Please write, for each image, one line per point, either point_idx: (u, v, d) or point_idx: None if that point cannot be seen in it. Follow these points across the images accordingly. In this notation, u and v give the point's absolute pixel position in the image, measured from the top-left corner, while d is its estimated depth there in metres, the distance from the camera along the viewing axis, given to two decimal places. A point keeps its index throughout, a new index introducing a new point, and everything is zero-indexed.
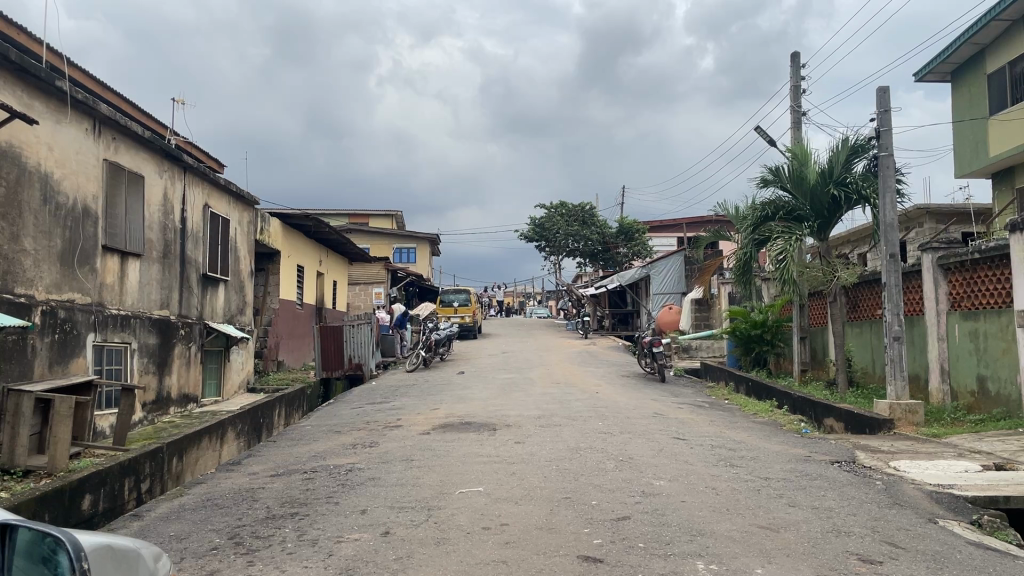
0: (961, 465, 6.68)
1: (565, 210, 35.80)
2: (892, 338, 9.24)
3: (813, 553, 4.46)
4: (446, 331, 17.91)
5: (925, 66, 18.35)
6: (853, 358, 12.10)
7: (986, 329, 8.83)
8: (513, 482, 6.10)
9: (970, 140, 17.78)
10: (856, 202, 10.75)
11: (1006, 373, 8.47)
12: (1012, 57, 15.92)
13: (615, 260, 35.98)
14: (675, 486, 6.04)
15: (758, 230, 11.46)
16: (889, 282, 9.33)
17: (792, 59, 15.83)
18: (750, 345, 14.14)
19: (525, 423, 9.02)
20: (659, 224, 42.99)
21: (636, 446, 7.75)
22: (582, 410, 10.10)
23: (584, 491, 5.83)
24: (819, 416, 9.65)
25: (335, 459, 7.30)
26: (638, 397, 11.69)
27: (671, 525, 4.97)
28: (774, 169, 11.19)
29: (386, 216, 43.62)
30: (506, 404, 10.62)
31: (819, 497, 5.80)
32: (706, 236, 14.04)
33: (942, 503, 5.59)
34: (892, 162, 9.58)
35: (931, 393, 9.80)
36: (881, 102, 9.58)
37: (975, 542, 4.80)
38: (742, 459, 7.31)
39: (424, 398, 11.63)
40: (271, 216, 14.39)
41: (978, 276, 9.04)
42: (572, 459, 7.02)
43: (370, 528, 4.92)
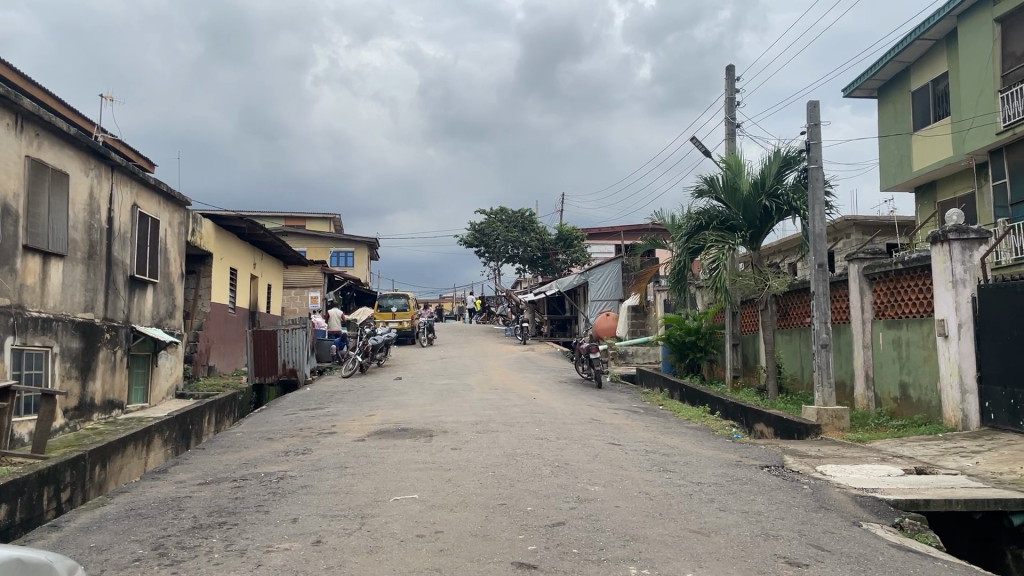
0: (884, 469, 6.90)
1: (506, 216, 35.83)
2: (820, 345, 9.49)
3: (742, 557, 4.54)
4: (383, 336, 17.75)
5: (854, 81, 18.93)
6: (783, 366, 12.43)
7: (908, 338, 9.17)
8: (448, 489, 6.06)
9: (894, 154, 18.41)
10: (786, 212, 11.05)
11: (927, 380, 8.79)
12: (935, 75, 16.65)
13: (554, 267, 36.21)
14: (610, 492, 6.10)
15: (692, 240, 11.65)
16: (817, 290, 9.59)
17: (726, 72, 16.19)
18: (684, 351, 14.38)
19: (462, 430, 8.99)
20: (599, 231, 43.48)
21: (572, 452, 7.78)
22: (519, 415, 10.14)
23: (518, 497, 5.84)
24: (750, 422, 9.88)
25: (267, 466, 7.15)
26: (574, 403, 11.77)
27: (605, 531, 5.00)
28: (708, 179, 11.42)
29: (324, 220, 43.23)
30: (445, 410, 10.58)
31: (749, 501, 5.92)
32: (642, 243, 14.21)
33: (866, 507, 5.76)
34: (822, 174, 9.84)
35: (857, 400, 10.10)
36: (811, 116, 9.87)
37: (896, 544, 4.95)
38: (675, 464, 7.42)
39: (360, 403, 11.51)
40: (203, 218, 14.01)
41: (900, 286, 9.37)
42: (508, 465, 7.01)
43: (300, 537, 4.82)
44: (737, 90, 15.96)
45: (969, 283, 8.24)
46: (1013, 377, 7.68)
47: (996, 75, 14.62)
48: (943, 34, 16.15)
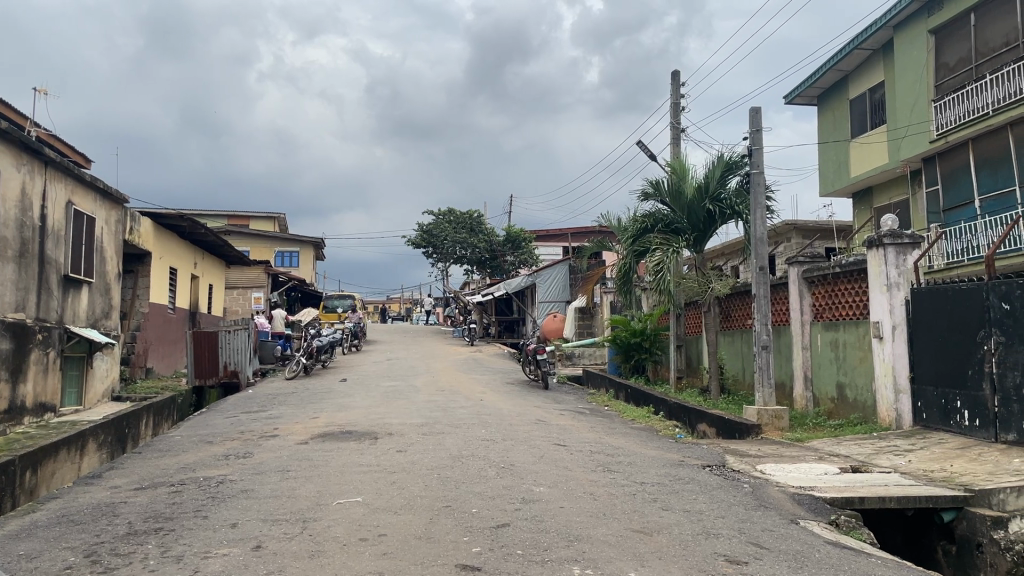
0: (821, 467, 7.07)
1: (454, 217, 35.73)
2: (761, 346, 9.67)
3: (683, 556, 4.60)
4: (328, 338, 17.54)
5: (795, 89, 19.38)
6: (725, 367, 12.66)
7: (845, 340, 9.42)
8: (393, 491, 6.02)
9: (833, 160, 18.88)
10: (729, 216, 11.29)
11: (862, 380, 9.04)
12: (872, 84, 17.15)
13: (502, 269, 36.27)
14: (555, 492, 6.13)
15: (638, 242, 11.78)
16: (758, 293, 9.78)
17: (672, 77, 16.42)
18: (629, 352, 14.53)
19: (408, 431, 8.93)
20: (547, 233, 43.72)
21: (518, 453, 7.80)
22: (466, 417, 10.12)
23: (464, 499, 5.82)
24: (693, 422, 10.03)
25: (206, 471, 7.00)
26: (521, 404, 11.80)
27: (549, 531, 5.02)
28: (654, 183, 11.55)
29: (269, 219, 42.56)
30: (390, 412, 10.50)
31: (691, 500, 6.01)
32: (589, 245, 14.32)
33: (804, 504, 5.89)
34: (763, 179, 10.04)
35: (796, 400, 10.34)
36: (753, 121, 10.07)
37: (832, 541, 5.07)
38: (619, 464, 7.49)
39: (304, 406, 11.36)
40: (142, 216, 13.65)
41: (837, 289, 9.62)
42: (453, 467, 6.98)
43: (239, 542, 4.72)
44: (682, 95, 16.20)
45: (903, 286, 8.50)
46: (943, 378, 7.95)
47: (930, 85, 15.12)
48: (880, 44, 16.65)
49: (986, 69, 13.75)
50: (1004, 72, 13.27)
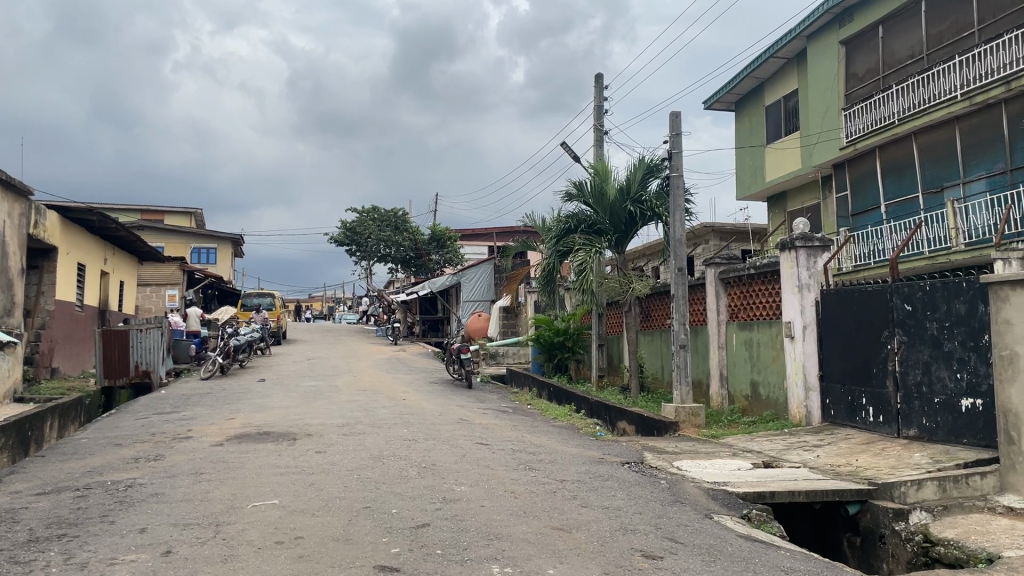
0: (734, 463, 7.28)
1: (378, 214, 35.32)
2: (679, 345, 9.89)
3: (601, 552, 4.67)
4: (246, 337, 17.13)
5: (713, 94, 19.87)
6: (645, 365, 12.90)
7: (758, 339, 9.72)
8: (310, 493, 5.92)
9: (749, 165, 19.43)
10: (649, 218, 11.51)
11: (775, 379, 9.35)
12: (787, 92, 17.73)
13: (426, 267, 36.12)
14: (476, 491, 6.13)
15: (561, 242, 11.89)
16: (677, 293, 10.00)
17: (595, 80, 16.63)
18: (552, 351, 14.67)
19: (328, 432, 8.80)
20: (472, 232, 43.77)
21: (439, 453, 7.77)
22: (388, 417, 10.03)
23: (383, 499, 5.77)
24: (613, 420, 10.21)
25: (114, 474, 6.74)
26: (443, 403, 11.76)
27: (469, 530, 5.02)
28: (577, 184, 11.70)
29: (185, 214, 41.30)
30: (310, 413, 10.33)
31: (609, 497, 6.10)
32: (515, 245, 14.39)
33: (717, 499, 6.05)
34: (682, 182, 10.26)
35: (712, 398, 10.63)
36: (673, 125, 10.30)
37: (744, 535, 5.24)
38: (540, 462, 7.55)
39: (219, 407, 11.07)
40: (47, 209, 13.08)
41: (752, 290, 9.92)
42: (374, 467, 6.92)
43: (149, 547, 4.57)
44: (605, 98, 16.42)
45: (814, 288, 8.83)
46: (850, 376, 8.28)
47: (841, 94, 15.74)
48: (794, 53, 17.24)
49: (893, 80, 14.39)
50: (909, 83, 13.91)
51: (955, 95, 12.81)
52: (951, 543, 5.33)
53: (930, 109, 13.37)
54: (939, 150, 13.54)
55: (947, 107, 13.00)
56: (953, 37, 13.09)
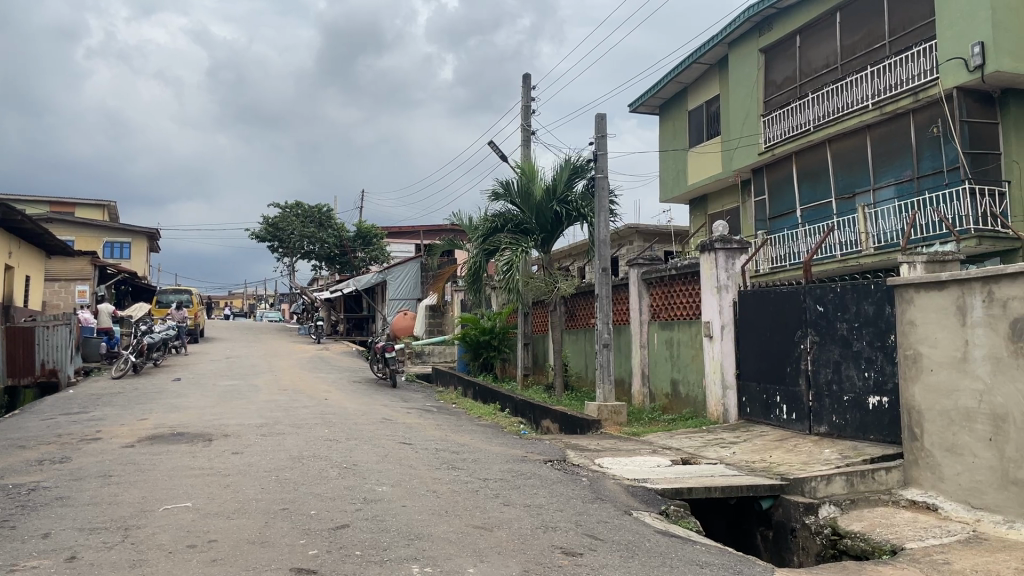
0: (654, 460, 7.41)
1: (303, 210, 34.50)
2: (602, 344, 10.01)
3: (522, 550, 4.69)
4: (160, 335, 16.60)
5: (638, 98, 20.19)
6: (569, 364, 13.02)
7: (679, 338, 9.92)
8: (226, 495, 5.76)
9: (672, 168, 19.82)
10: (575, 218, 11.63)
11: (694, 377, 9.56)
12: (709, 97, 18.16)
13: (352, 265, 35.67)
14: (397, 491, 6.08)
15: (488, 241, 11.90)
16: (601, 293, 10.13)
17: (523, 80, 16.70)
18: (478, 350, 14.66)
19: (246, 433, 8.57)
20: (398, 229, 43.45)
21: (361, 453, 7.66)
22: (308, 417, 9.85)
23: (301, 500, 5.66)
24: (537, 418, 10.28)
25: (15, 478, 6.42)
26: (366, 403, 11.63)
27: (389, 531, 4.97)
28: (504, 183, 11.72)
29: (97, 207, 39.75)
30: (226, 413, 10.05)
31: (531, 495, 6.13)
32: (441, 244, 14.33)
33: (637, 495, 6.15)
34: (607, 184, 10.39)
35: (634, 396, 10.80)
36: (598, 127, 10.42)
37: (661, 530, 5.34)
38: (463, 461, 7.53)
39: (132, 407, 10.68)
40: None
41: (673, 290, 10.11)
42: (293, 468, 6.78)
43: (51, 553, 4.38)
44: (532, 98, 16.51)
45: (732, 289, 9.07)
46: (765, 374, 8.53)
47: (759, 101, 16.20)
48: (716, 59, 17.67)
49: (809, 88, 14.90)
50: (824, 92, 14.41)
51: (867, 104, 13.33)
52: (858, 535, 5.53)
53: (843, 118, 13.88)
54: (851, 158, 14.07)
55: (859, 116, 13.52)
56: (865, 49, 13.62)
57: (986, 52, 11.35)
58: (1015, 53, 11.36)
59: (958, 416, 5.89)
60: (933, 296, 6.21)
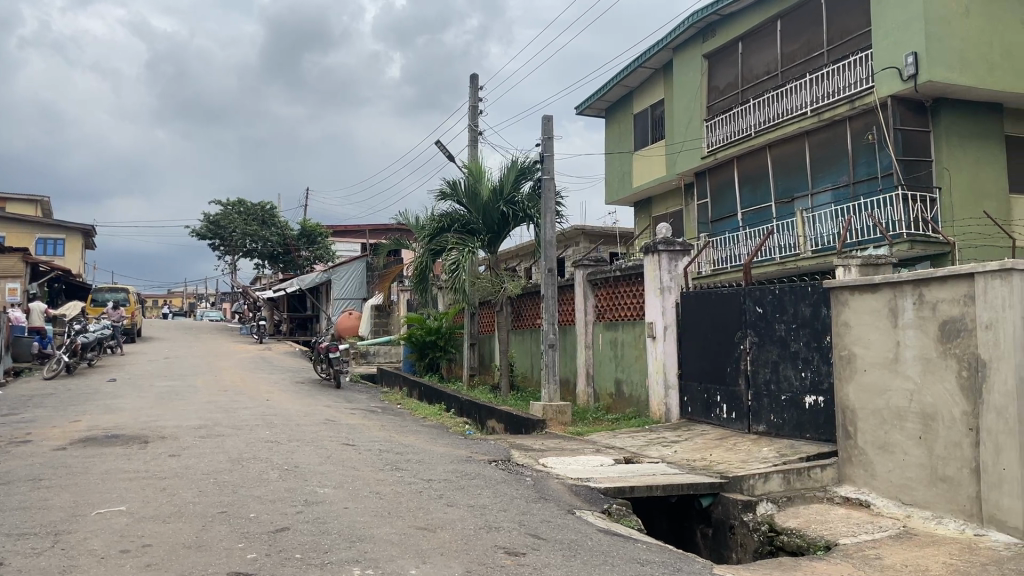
0: (597, 459, 7.49)
1: (245, 208, 33.98)
2: (548, 345, 10.05)
3: (465, 550, 4.69)
4: (95, 334, 16.12)
5: (585, 101, 20.34)
6: (515, 364, 13.07)
7: (623, 339, 10.03)
8: (162, 499, 5.63)
9: (618, 170, 20.02)
10: (521, 219, 11.68)
11: (637, 377, 9.67)
12: (654, 101, 18.40)
13: (295, 264, 35.20)
14: (339, 493, 6.01)
15: (434, 241, 11.87)
16: (547, 294, 10.18)
17: (470, 80, 16.68)
18: (424, 351, 14.60)
19: (184, 435, 8.38)
20: (344, 229, 43.04)
21: (302, 454, 7.56)
22: (249, 418, 9.68)
23: (241, 503, 5.57)
24: (483, 418, 10.28)
25: None
26: (309, 404, 11.47)
27: (331, 533, 4.92)
28: (451, 183, 11.70)
29: (29, 202, 38.45)
30: (164, 414, 9.81)
31: (475, 495, 6.13)
32: (387, 243, 14.23)
33: (580, 495, 6.20)
34: (554, 185, 10.44)
35: (579, 396, 10.89)
36: (545, 129, 10.47)
37: (604, 529, 5.39)
38: (407, 462, 7.49)
39: (64, 409, 10.34)
40: None
41: (618, 291, 10.22)
42: (232, 470, 6.65)
43: None
44: (480, 98, 16.51)
45: (674, 290, 9.21)
46: (706, 374, 8.68)
47: (702, 106, 16.47)
48: (661, 64, 17.91)
49: (751, 94, 15.20)
50: (764, 98, 14.73)
51: (806, 111, 13.66)
52: (794, 532, 5.67)
53: (783, 124, 14.21)
54: (791, 163, 14.41)
55: (798, 122, 13.85)
56: (805, 56, 13.95)
57: (919, 63, 11.75)
58: (946, 64, 11.78)
59: (889, 415, 6.08)
60: (867, 298, 6.40)
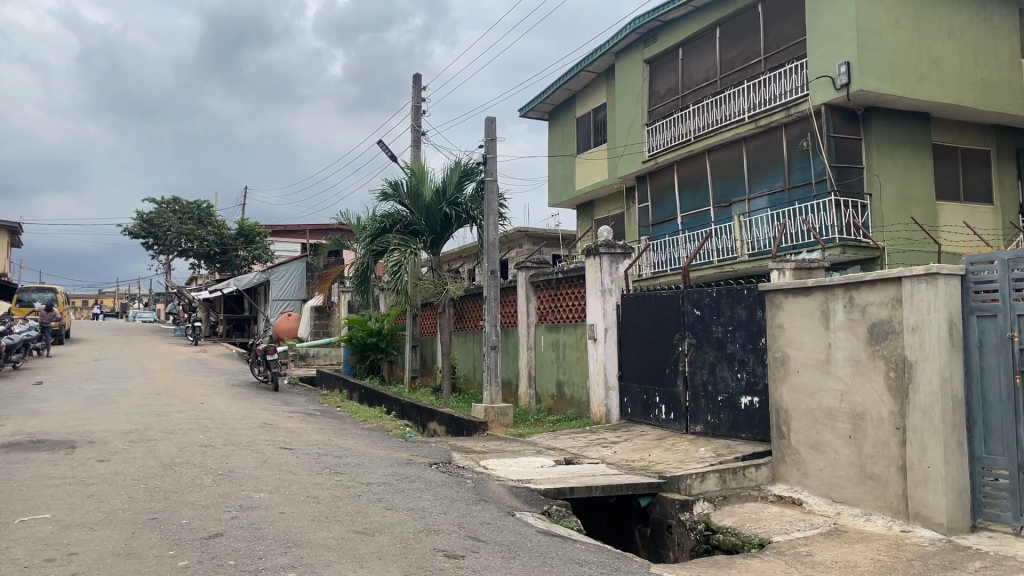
0: (538, 461, 7.51)
1: (180, 206, 33.14)
2: (490, 346, 10.04)
3: (403, 554, 4.64)
4: (20, 336, 15.52)
5: (528, 103, 20.40)
6: (457, 366, 13.04)
7: (564, 340, 10.09)
8: (89, 506, 5.43)
9: (561, 173, 20.14)
10: (464, 221, 11.65)
11: (578, 379, 9.74)
12: (596, 105, 18.56)
13: (233, 264, 34.50)
14: (275, 498, 5.90)
15: (376, 242, 11.77)
16: (489, 296, 10.18)
17: (413, 80, 16.57)
18: (365, 353, 14.45)
19: (113, 439, 8.12)
20: (283, 228, 42.35)
21: (238, 459, 7.40)
22: (182, 422, 9.43)
23: (172, 509, 5.42)
24: (424, 421, 10.21)
25: None
26: (246, 407, 11.23)
27: (266, 539, 4.82)
28: (393, 183, 11.61)
29: None
30: (92, 418, 9.49)
31: (415, 498, 6.08)
32: (327, 244, 14.04)
33: (520, 496, 6.20)
34: (496, 187, 10.44)
35: (520, 397, 10.92)
36: (488, 131, 10.47)
37: (543, 530, 5.41)
38: (346, 466, 7.40)
39: None
40: None
41: (559, 293, 10.28)
42: (164, 476, 6.47)
43: None
44: (423, 99, 16.43)
45: (614, 292, 9.31)
46: (646, 376, 8.79)
47: (643, 111, 16.70)
48: (604, 68, 18.08)
49: (691, 100, 15.45)
50: (703, 104, 15.00)
51: (743, 117, 13.95)
52: (729, 530, 5.78)
53: (721, 130, 14.48)
54: (728, 168, 14.69)
55: (735, 128, 14.13)
56: (742, 64, 14.25)
57: (851, 71, 12.09)
58: (876, 73, 12.16)
59: (821, 415, 6.23)
60: (800, 301, 6.56)
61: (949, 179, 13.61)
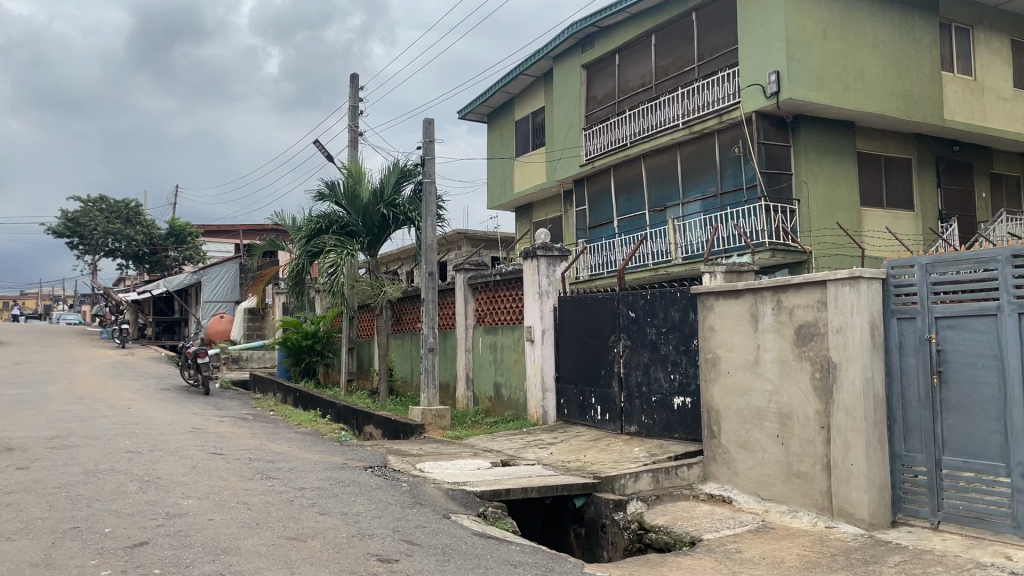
0: (474, 463, 7.51)
1: (107, 204, 32.09)
2: (427, 349, 9.99)
3: (336, 559, 4.60)
4: None
5: (467, 105, 20.38)
6: (394, 369, 12.96)
7: (502, 342, 10.12)
8: (6, 515, 5.23)
9: (500, 176, 20.19)
10: (401, 222, 11.58)
11: (516, 381, 9.78)
12: (535, 108, 18.66)
13: (163, 264, 33.60)
14: (205, 504, 5.77)
15: (312, 243, 11.63)
16: (427, 298, 10.14)
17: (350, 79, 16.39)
18: (300, 356, 14.24)
19: (32, 446, 7.82)
20: (215, 228, 41.43)
21: (165, 465, 7.20)
22: (108, 427, 9.14)
23: (95, 518, 5.24)
24: (359, 424, 10.11)
25: None
26: (176, 412, 10.95)
27: (194, 546, 4.72)
28: (329, 184, 11.47)
29: None
30: (10, 424, 9.11)
31: (349, 502, 6.02)
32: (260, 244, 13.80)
33: (455, 499, 6.19)
34: (434, 188, 10.40)
35: (458, 400, 10.90)
36: (426, 132, 10.44)
37: (478, 532, 5.41)
38: (279, 470, 7.27)
39: None
40: None
41: (497, 295, 10.31)
42: (87, 483, 6.26)
43: None
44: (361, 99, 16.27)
45: (551, 295, 9.38)
46: (582, 377, 8.88)
47: (581, 115, 16.86)
48: (542, 72, 18.18)
49: (627, 105, 15.67)
50: (640, 109, 15.22)
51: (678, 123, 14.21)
52: (661, 529, 5.87)
53: (657, 135, 14.72)
54: (664, 173, 14.94)
55: (671, 134, 14.38)
56: (677, 71, 14.51)
57: (781, 80, 12.44)
58: (805, 82, 12.53)
59: (750, 415, 6.39)
60: (730, 304, 6.71)
61: (873, 186, 14.10)
